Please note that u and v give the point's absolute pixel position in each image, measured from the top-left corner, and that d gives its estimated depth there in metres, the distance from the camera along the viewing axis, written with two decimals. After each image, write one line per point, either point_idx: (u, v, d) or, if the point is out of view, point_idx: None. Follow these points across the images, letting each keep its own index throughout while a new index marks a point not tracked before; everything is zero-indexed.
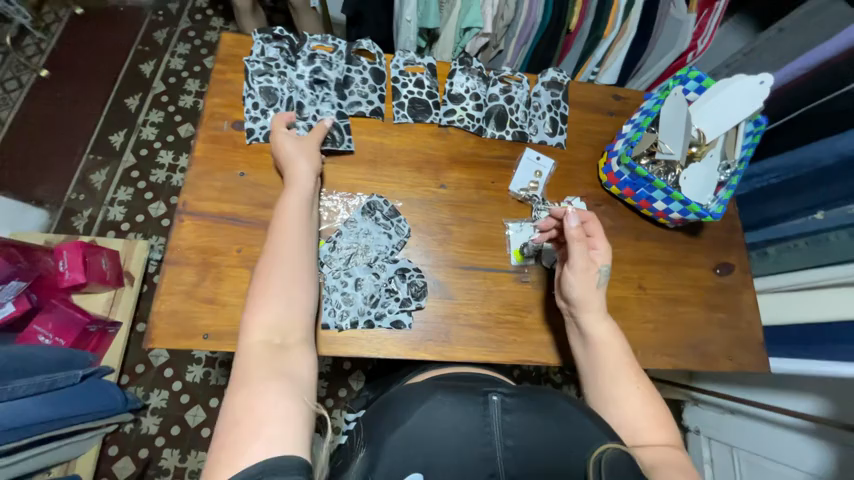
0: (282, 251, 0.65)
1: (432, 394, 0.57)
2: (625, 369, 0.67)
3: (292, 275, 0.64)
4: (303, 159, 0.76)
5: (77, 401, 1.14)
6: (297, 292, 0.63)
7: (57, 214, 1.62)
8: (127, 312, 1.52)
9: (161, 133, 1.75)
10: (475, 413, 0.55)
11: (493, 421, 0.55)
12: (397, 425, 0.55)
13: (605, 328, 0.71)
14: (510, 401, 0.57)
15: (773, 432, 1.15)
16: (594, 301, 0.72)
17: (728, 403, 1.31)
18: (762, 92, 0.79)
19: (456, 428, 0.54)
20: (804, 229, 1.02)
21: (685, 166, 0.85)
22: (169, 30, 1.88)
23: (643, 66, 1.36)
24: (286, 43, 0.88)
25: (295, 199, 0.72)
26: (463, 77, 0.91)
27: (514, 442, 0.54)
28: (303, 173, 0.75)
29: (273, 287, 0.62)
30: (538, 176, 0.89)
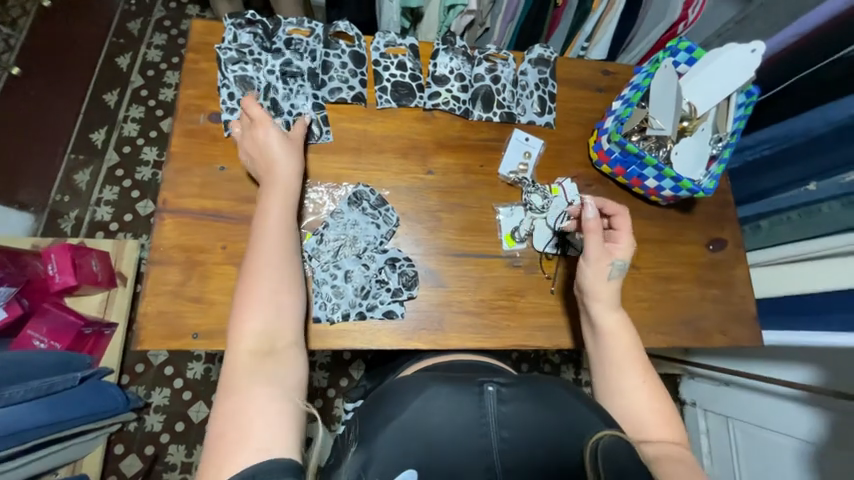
0: (265, 260, 0.64)
1: (427, 384, 0.57)
2: (632, 361, 0.68)
3: (278, 282, 0.62)
4: (285, 158, 0.72)
5: (76, 403, 1.13)
6: (284, 299, 0.62)
7: (43, 217, 1.60)
8: (123, 312, 1.49)
9: (142, 128, 1.70)
10: (470, 404, 0.55)
11: (488, 412, 0.55)
12: (391, 418, 0.55)
13: (615, 318, 0.72)
14: (506, 390, 0.56)
15: (767, 401, 1.17)
16: (607, 292, 0.72)
17: (723, 375, 1.33)
18: (754, 60, 0.77)
19: (452, 416, 0.55)
20: (797, 200, 1.01)
21: (677, 141, 0.83)
22: (143, 21, 1.80)
23: (633, 40, 1.32)
24: (260, 28, 0.84)
25: (277, 203, 0.69)
26: (447, 57, 0.88)
27: (511, 432, 0.54)
28: (285, 172, 0.71)
29: (258, 297, 0.61)
30: (527, 157, 0.88)
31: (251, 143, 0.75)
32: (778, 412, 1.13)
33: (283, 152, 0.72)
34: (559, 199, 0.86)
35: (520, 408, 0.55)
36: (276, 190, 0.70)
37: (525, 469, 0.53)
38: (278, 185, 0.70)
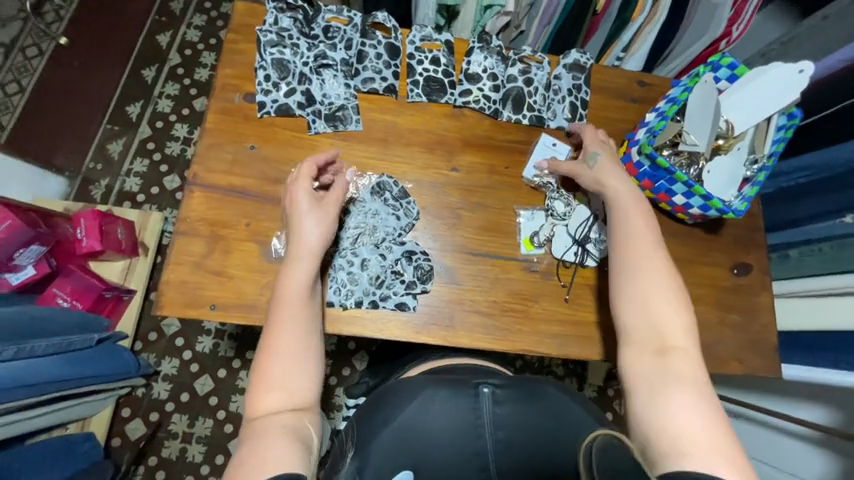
0: (287, 331, 0.62)
1: (424, 387, 0.57)
2: (646, 246, 0.66)
3: (299, 340, 0.62)
4: (312, 230, 0.70)
5: (91, 363, 1.17)
6: (304, 359, 0.61)
7: (75, 183, 1.66)
8: (141, 281, 1.55)
9: (176, 105, 1.75)
10: (465, 405, 0.55)
11: (483, 413, 0.55)
12: (388, 421, 0.56)
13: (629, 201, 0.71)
14: (500, 392, 0.56)
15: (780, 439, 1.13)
16: (611, 176, 0.74)
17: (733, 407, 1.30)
18: (800, 81, 0.73)
19: (449, 422, 0.55)
20: (832, 233, 0.97)
21: (710, 159, 0.81)
22: (186, 1, 1.84)
23: (673, 53, 1.29)
24: (300, 14, 0.85)
25: (299, 276, 0.67)
26: (481, 56, 0.88)
27: (506, 434, 0.54)
28: (309, 246, 0.69)
29: (279, 353, 0.61)
30: None
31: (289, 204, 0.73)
32: (790, 451, 1.10)
33: (314, 223, 0.70)
34: (583, 207, 0.84)
35: (514, 410, 0.55)
36: (300, 264, 0.67)
37: (523, 471, 0.54)
38: (301, 257, 0.68)
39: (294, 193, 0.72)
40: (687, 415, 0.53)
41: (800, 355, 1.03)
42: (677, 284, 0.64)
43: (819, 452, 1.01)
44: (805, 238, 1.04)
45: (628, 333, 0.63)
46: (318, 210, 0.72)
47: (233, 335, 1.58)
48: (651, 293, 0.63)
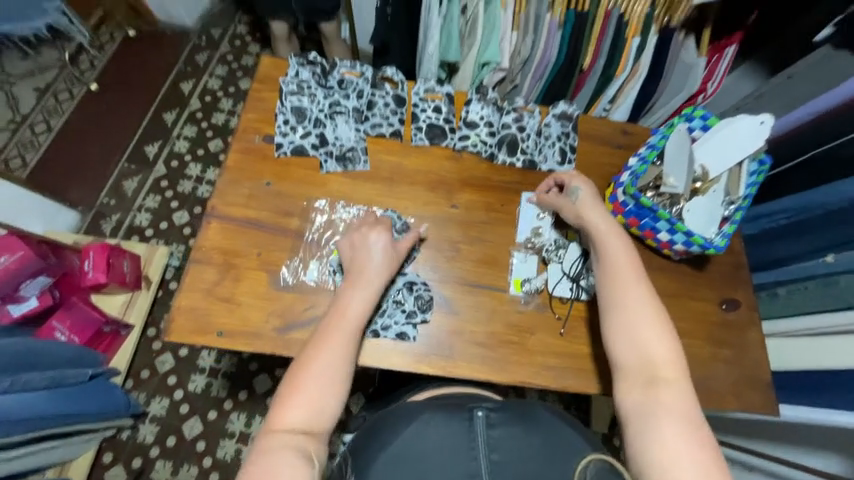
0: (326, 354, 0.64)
1: (422, 410, 0.60)
2: (634, 279, 0.69)
3: (333, 364, 0.63)
4: (379, 266, 0.75)
5: (83, 399, 1.16)
6: (333, 382, 0.62)
7: (88, 216, 1.73)
8: (141, 314, 1.56)
9: (192, 146, 1.86)
10: (459, 427, 0.57)
11: (477, 436, 0.56)
12: (388, 442, 0.57)
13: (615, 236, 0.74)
14: (494, 416, 0.59)
15: None
16: (594, 211, 0.78)
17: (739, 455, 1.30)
18: (762, 132, 0.82)
19: (445, 445, 0.55)
20: (816, 272, 1.01)
21: (689, 199, 0.87)
22: (209, 53, 2.02)
23: (656, 104, 1.42)
24: (319, 68, 0.96)
25: (356, 301, 0.70)
26: (479, 106, 0.97)
27: (500, 456, 0.54)
28: (372, 277, 0.73)
29: (311, 373, 0.62)
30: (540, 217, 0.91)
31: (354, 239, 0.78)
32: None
33: (379, 260, 0.75)
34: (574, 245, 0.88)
35: (508, 432, 0.57)
36: (361, 290, 0.71)
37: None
38: (365, 286, 0.72)
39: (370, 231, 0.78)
40: (675, 452, 0.54)
41: (797, 395, 1.03)
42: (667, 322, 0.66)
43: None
44: (791, 276, 1.08)
45: (622, 367, 0.65)
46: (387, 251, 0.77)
47: (227, 374, 1.55)
48: (637, 323, 0.66)
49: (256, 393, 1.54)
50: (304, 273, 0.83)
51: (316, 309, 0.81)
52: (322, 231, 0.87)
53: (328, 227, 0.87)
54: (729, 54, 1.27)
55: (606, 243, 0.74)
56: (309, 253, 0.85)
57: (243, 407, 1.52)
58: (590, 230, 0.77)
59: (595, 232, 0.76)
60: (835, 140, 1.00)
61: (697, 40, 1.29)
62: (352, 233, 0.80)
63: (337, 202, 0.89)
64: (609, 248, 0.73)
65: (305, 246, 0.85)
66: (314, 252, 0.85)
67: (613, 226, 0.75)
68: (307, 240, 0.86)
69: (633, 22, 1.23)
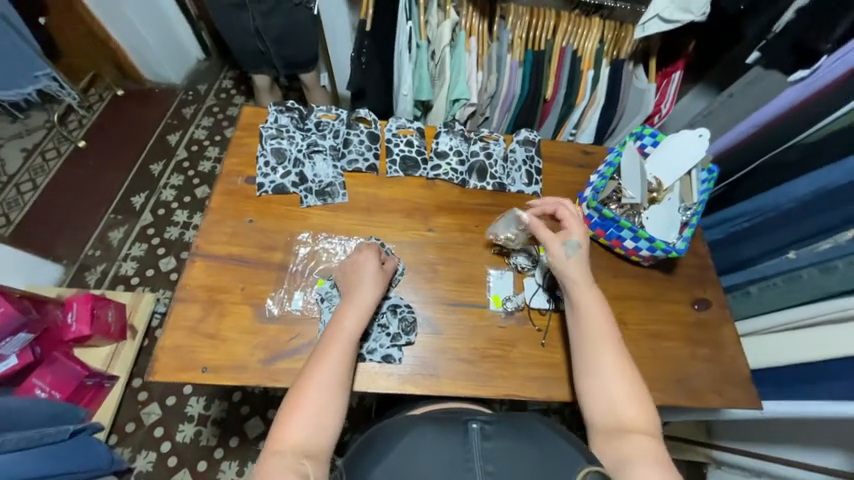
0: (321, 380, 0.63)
1: (414, 424, 0.55)
2: (603, 336, 0.70)
3: (331, 386, 0.63)
4: (370, 286, 0.76)
5: (63, 458, 1.11)
6: (331, 404, 0.61)
7: (72, 269, 1.73)
8: (126, 366, 1.52)
9: (179, 194, 1.91)
10: (454, 439, 0.52)
11: (473, 449, 0.51)
12: (379, 458, 0.52)
13: (590, 293, 0.74)
14: (489, 428, 0.54)
15: None
16: (574, 270, 0.75)
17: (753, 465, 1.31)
18: (701, 143, 0.91)
19: (439, 461, 0.50)
20: (780, 268, 1.06)
21: (648, 208, 0.95)
22: (196, 107, 2.12)
23: (616, 128, 1.53)
24: (296, 113, 1.03)
25: (351, 323, 0.70)
26: (447, 137, 1.05)
27: (496, 467, 0.50)
28: (365, 300, 0.74)
29: (310, 394, 0.61)
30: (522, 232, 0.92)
31: (351, 263, 0.80)
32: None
33: (370, 281, 0.76)
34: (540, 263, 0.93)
35: (504, 445, 0.52)
36: (355, 309, 0.72)
37: None
38: (359, 305, 0.73)
39: (363, 255, 0.80)
40: None
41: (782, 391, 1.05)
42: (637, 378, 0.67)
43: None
44: (760, 275, 1.12)
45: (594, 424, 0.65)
46: (377, 273, 0.79)
47: (217, 421, 1.50)
48: (605, 379, 0.66)
49: (247, 438, 1.48)
50: (289, 304, 0.85)
51: (301, 338, 0.83)
52: (306, 262, 0.90)
53: (312, 258, 0.91)
54: (676, 79, 1.41)
55: (579, 297, 0.74)
56: (293, 284, 0.87)
57: (234, 455, 1.45)
58: (566, 284, 0.75)
59: (569, 287, 0.75)
60: (779, 146, 1.08)
61: (645, 69, 1.42)
62: (349, 257, 0.83)
63: (319, 233, 0.93)
64: (580, 301, 0.73)
65: (290, 277, 0.88)
66: (299, 282, 0.88)
67: (590, 285, 0.75)
68: (292, 271, 0.89)
69: (586, 57, 1.36)
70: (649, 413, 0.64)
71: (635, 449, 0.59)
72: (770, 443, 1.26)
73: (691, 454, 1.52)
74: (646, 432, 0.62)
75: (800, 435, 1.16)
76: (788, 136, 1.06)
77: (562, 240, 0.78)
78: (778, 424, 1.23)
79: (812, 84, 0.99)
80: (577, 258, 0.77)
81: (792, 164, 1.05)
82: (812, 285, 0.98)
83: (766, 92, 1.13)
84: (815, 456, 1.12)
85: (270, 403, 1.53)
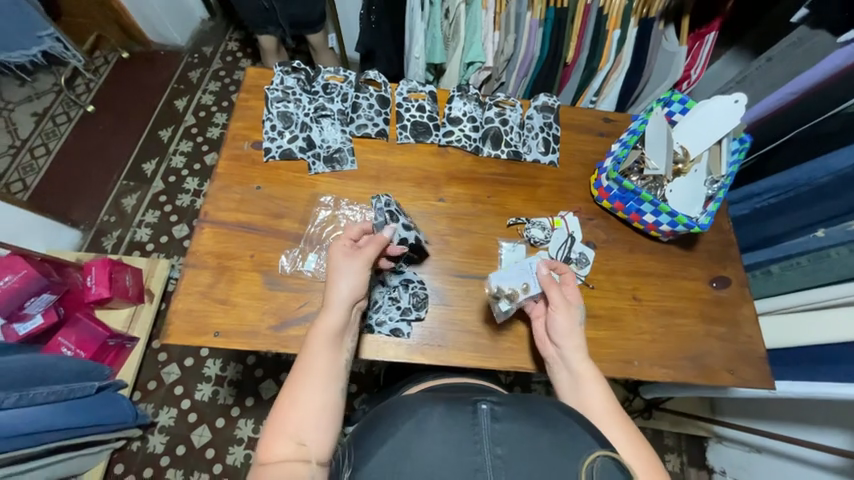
0: (306, 385, 0.60)
1: (420, 403, 0.51)
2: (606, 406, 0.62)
3: (319, 389, 0.61)
4: (349, 279, 0.71)
5: (88, 413, 1.16)
6: (322, 407, 0.59)
7: (89, 235, 1.76)
8: (145, 328, 1.58)
9: (188, 161, 1.89)
10: (462, 420, 0.49)
11: (481, 431, 0.48)
12: (384, 438, 0.49)
13: (586, 368, 0.67)
14: (499, 410, 0.50)
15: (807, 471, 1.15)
16: (576, 340, 0.70)
17: (756, 441, 1.33)
18: (737, 109, 0.84)
19: (445, 441, 0.47)
20: (806, 246, 1.01)
21: (672, 180, 0.90)
22: (202, 70, 2.05)
23: (641, 95, 1.44)
24: (303, 75, 0.99)
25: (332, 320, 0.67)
26: (461, 102, 0.99)
27: (506, 450, 0.47)
28: (344, 294, 0.70)
29: (297, 398, 0.59)
30: (524, 289, 0.80)
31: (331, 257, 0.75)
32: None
33: (349, 273, 0.71)
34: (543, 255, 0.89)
35: (515, 427, 0.48)
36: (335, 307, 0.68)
37: None
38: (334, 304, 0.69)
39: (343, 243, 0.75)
40: None
41: (795, 371, 1.03)
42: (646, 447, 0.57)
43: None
44: (783, 253, 1.07)
45: None
46: (346, 262, 0.72)
47: (233, 381, 1.57)
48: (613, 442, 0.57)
49: (262, 399, 1.54)
50: (302, 264, 0.86)
51: (311, 305, 0.83)
52: (325, 225, 0.90)
53: (331, 222, 0.90)
54: (710, 40, 1.29)
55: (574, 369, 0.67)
56: (309, 245, 0.88)
57: (249, 414, 1.52)
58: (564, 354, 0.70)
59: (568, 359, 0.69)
60: (820, 115, 1.00)
61: (676, 29, 1.32)
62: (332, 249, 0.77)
63: (342, 200, 0.92)
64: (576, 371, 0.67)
65: (306, 238, 0.88)
66: (314, 245, 0.88)
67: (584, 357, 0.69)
68: (309, 232, 0.89)
69: (612, 15, 1.24)
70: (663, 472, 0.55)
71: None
72: (776, 420, 1.26)
73: (693, 428, 1.53)
74: None
75: (808, 413, 1.16)
76: (829, 105, 0.98)
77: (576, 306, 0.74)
78: (784, 404, 1.23)
79: None
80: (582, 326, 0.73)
81: (837, 134, 0.97)
82: (840, 265, 0.94)
83: (810, 53, 1.03)
84: (820, 434, 1.12)
85: (282, 367, 1.58)
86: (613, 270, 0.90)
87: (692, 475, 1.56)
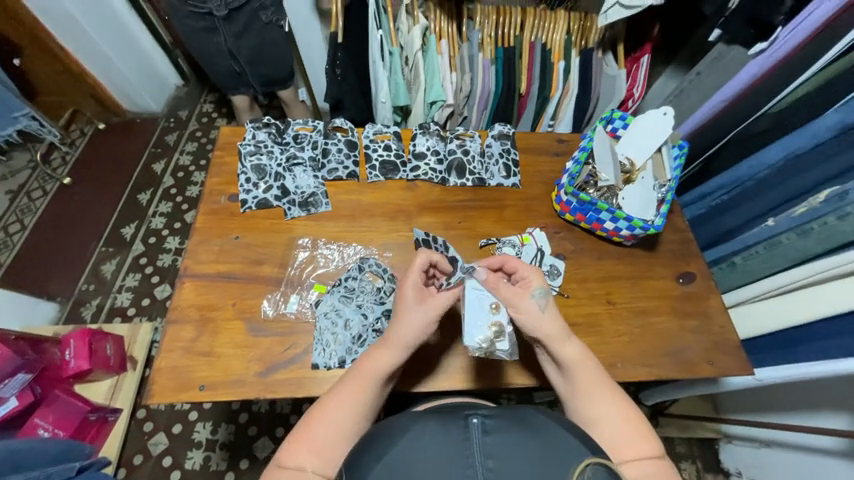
0: (336, 405, 0.66)
1: (415, 420, 0.52)
2: (600, 384, 0.68)
3: (343, 410, 0.66)
4: (407, 322, 0.74)
5: None
6: (342, 425, 0.64)
7: (67, 306, 1.72)
8: (128, 397, 1.52)
9: (168, 221, 1.91)
10: (455, 434, 0.50)
11: (473, 445, 0.49)
12: (380, 454, 0.50)
13: (573, 351, 0.71)
14: (490, 422, 0.51)
15: (813, 458, 1.16)
16: (552, 329, 0.72)
17: (763, 435, 1.33)
18: (667, 120, 0.95)
19: (439, 455, 0.48)
20: (759, 236, 1.08)
21: (623, 188, 0.97)
22: (178, 133, 2.13)
23: (592, 116, 1.57)
24: (274, 128, 1.05)
25: (384, 361, 0.72)
26: (424, 139, 1.07)
27: (497, 463, 0.47)
28: (401, 336, 0.73)
29: (321, 413, 0.65)
30: (493, 327, 0.75)
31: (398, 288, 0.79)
32: (830, 472, 1.11)
33: (410, 317, 0.74)
34: None
35: (506, 439, 0.49)
36: (390, 350, 0.72)
37: None
38: (397, 345, 0.73)
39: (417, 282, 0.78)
40: None
41: (774, 357, 1.07)
42: (635, 415, 0.65)
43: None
44: (742, 245, 1.13)
45: None
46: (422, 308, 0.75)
47: (225, 444, 1.49)
48: (603, 420, 0.64)
49: (257, 459, 1.47)
50: (284, 306, 0.88)
51: (297, 347, 0.84)
52: (304, 266, 0.93)
53: (310, 263, 0.93)
54: (645, 62, 1.44)
55: (560, 354, 0.72)
56: (290, 287, 0.90)
57: (245, 477, 1.45)
58: (546, 343, 0.72)
59: (551, 347, 0.72)
60: (748, 118, 1.12)
61: (614, 55, 1.47)
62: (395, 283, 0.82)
63: (319, 240, 0.95)
64: (564, 356, 0.71)
65: (287, 281, 0.91)
66: (295, 287, 0.90)
67: (568, 338, 0.72)
68: (289, 274, 0.91)
69: (555, 50, 1.39)
70: (652, 437, 0.62)
71: (641, 476, 0.58)
72: (776, 411, 1.28)
73: (701, 431, 1.52)
74: (655, 457, 0.61)
75: (801, 397, 1.18)
76: (753, 107, 1.10)
77: (529, 292, 0.74)
78: (780, 391, 1.25)
79: (770, 58, 1.03)
80: (548, 306, 0.74)
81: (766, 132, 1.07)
82: (792, 249, 1.01)
83: (732, 65, 1.15)
84: (815, 417, 1.14)
85: (277, 421, 1.52)
86: (585, 277, 0.95)
87: None
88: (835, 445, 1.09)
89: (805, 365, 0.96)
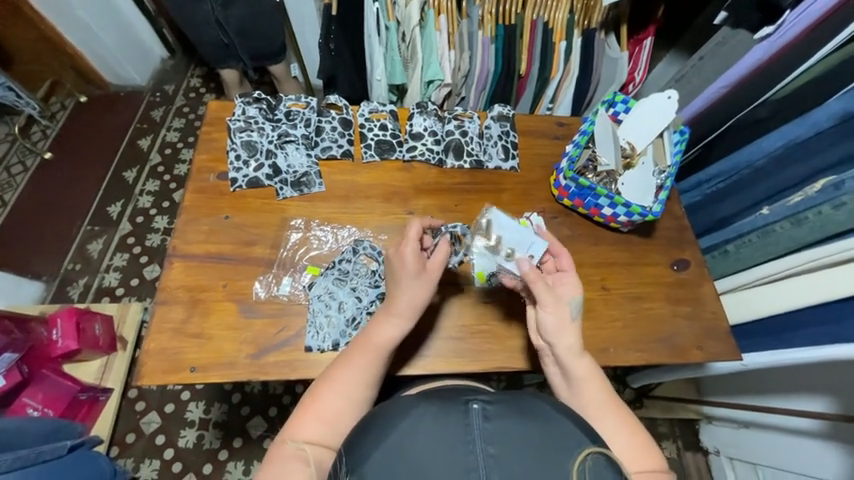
0: (341, 388, 0.65)
1: (414, 404, 0.52)
2: (607, 402, 0.68)
3: (345, 394, 0.65)
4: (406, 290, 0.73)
5: (77, 469, 1.02)
6: (347, 405, 0.64)
7: (53, 285, 1.68)
8: (119, 377, 1.50)
9: (156, 200, 1.85)
10: (455, 420, 0.49)
11: (473, 430, 0.48)
12: (380, 439, 0.49)
13: (585, 366, 0.71)
14: (491, 408, 0.50)
15: (791, 439, 1.20)
16: (568, 338, 0.71)
17: (741, 417, 1.37)
18: (671, 104, 0.93)
19: (440, 441, 0.48)
20: (754, 224, 1.08)
21: (623, 173, 0.95)
22: (164, 108, 2.04)
23: (592, 99, 1.54)
24: (264, 104, 1.01)
25: (388, 334, 0.71)
26: (421, 118, 1.04)
27: (498, 449, 0.47)
28: (407, 303, 0.73)
29: (324, 397, 0.64)
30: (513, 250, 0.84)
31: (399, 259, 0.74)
32: (806, 452, 1.16)
33: (408, 285, 0.73)
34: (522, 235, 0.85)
35: (508, 427, 0.49)
36: (394, 319, 0.72)
37: None
38: (400, 314, 0.72)
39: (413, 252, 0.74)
40: None
41: (760, 344, 1.09)
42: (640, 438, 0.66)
43: (832, 446, 1.09)
44: (736, 233, 1.13)
45: None
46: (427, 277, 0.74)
47: (218, 423, 1.50)
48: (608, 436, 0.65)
49: (250, 438, 1.48)
50: (276, 288, 0.86)
51: (290, 329, 0.83)
52: (297, 247, 0.91)
53: (303, 244, 0.91)
54: (648, 45, 1.40)
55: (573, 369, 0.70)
56: (282, 269, 0.88)
57: (239, 455, 1.46)
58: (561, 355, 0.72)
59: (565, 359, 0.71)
60: (750, 104, 1.11)
61: (617, 37, 1.43)
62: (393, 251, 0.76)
63: (312, 221, 0.93)
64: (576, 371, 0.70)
65: (280, 263, 0.89)
66: (288, 269, 0.88)
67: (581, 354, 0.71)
68: (282, 256, 0.89)
69: (557, 28, 1.34)
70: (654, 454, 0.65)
71: None
72: (757, 394, 1.31)
73: (682, 412, 1.56)
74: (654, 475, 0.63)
75: (784, 381, 1.21)
76: (757, 93, 1.08)
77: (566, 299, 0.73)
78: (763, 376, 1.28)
79: (776, 42, 1.00)
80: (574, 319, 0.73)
81: (768, 119, 1.06)
82: (785, 237, 1.01)
83: (736, 51, 1.12)
84: (794, 400, 1.18)
85: (270, 401, 1.53)
86: (581, 262, 0.94)
87: (689, 460, 1.59)
88: (813, 427, 1.13)
89: (790, 352, 0.98)
